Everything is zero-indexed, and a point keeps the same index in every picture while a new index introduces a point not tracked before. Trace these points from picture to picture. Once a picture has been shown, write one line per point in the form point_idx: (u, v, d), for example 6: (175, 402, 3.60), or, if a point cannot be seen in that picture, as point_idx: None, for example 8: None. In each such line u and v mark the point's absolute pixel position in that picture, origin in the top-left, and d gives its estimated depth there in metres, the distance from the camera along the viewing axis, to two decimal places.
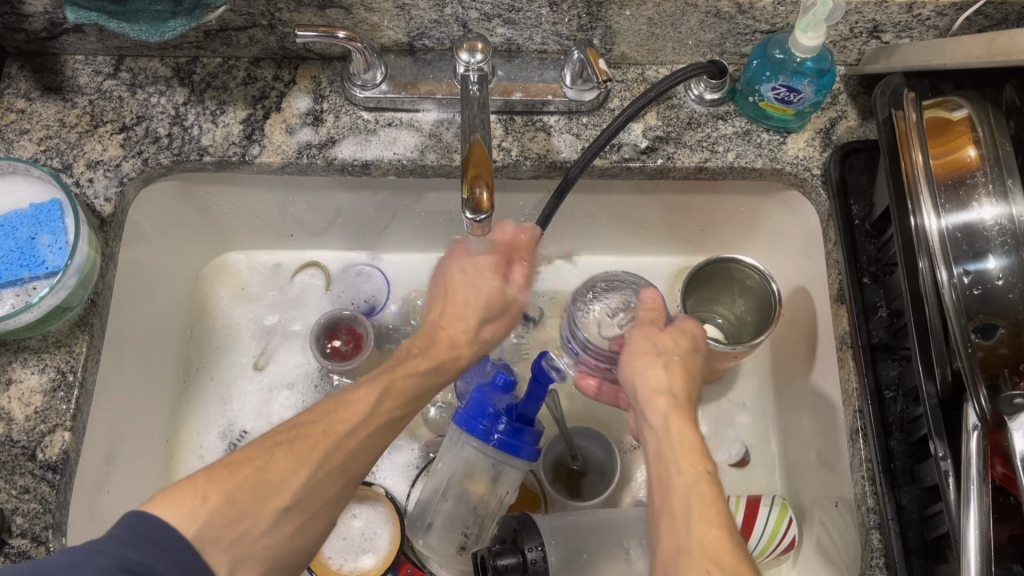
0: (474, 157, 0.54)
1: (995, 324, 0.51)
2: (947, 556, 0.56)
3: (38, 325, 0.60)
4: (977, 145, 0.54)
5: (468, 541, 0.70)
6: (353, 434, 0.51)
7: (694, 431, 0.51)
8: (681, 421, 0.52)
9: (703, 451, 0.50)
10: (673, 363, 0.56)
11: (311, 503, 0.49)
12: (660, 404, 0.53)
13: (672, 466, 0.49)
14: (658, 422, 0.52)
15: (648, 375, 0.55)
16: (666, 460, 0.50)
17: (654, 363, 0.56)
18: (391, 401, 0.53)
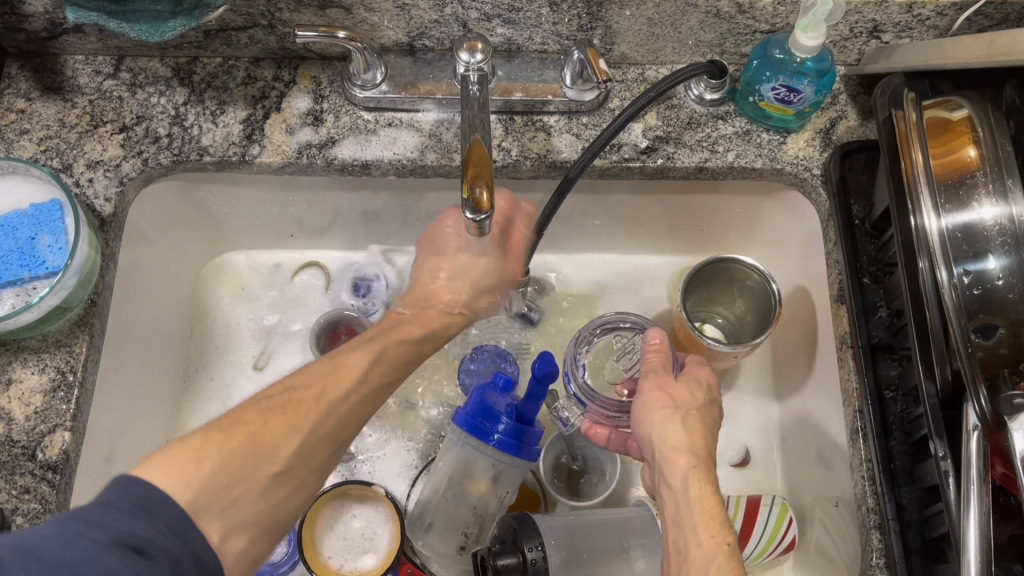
0: (474, 156, 0.54)
1: (995, 324, 0.51)
2: (947, 555, 0.56)
3: (39, 325, 0.60)
4: (977, 145, 0.54)
5: (468, 541, 0.70)
6: (330, 390, 0.52)
7: (715, 495, 0.52)
8: (702, 486, 0.53)
9: (722, 518, 0.51)
10: (691, 418, 0.57)
11: (301, 469, 0.50)
12: (681, 463, 0.54)
13: (693, 535, 0.50)
14: (678, 484, 0.53)
15: (668, 434, 0.56)
16: (687, 528, 0.51)
17: (672, 419, 0.56)
18: (384, 364, 0.56)
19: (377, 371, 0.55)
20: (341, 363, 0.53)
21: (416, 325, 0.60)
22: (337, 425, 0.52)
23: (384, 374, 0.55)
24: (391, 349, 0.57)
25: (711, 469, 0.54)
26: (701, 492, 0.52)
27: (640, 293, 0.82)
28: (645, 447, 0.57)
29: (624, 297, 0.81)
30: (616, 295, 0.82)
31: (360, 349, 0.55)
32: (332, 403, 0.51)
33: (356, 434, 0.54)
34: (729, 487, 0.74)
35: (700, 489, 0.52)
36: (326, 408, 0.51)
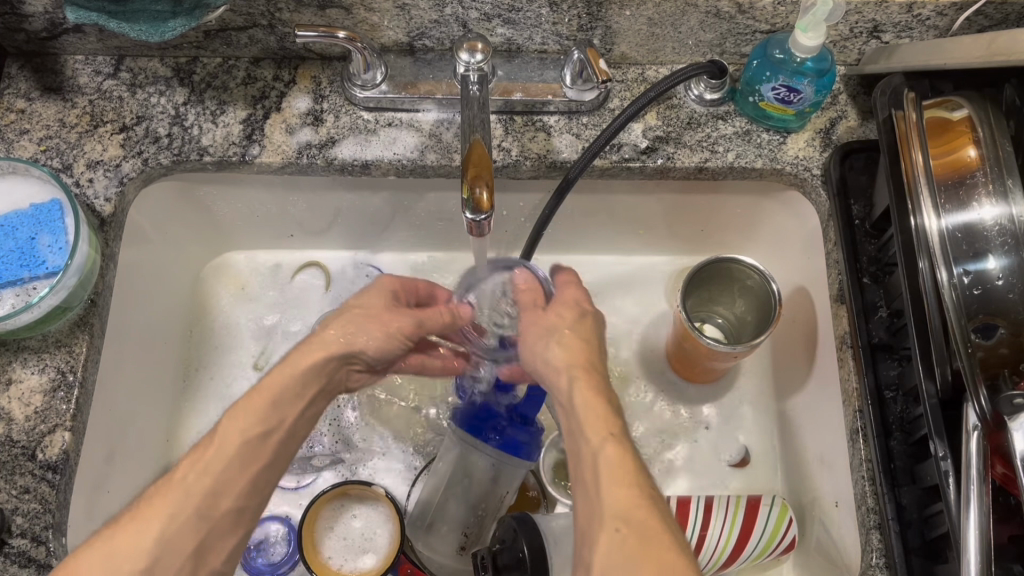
0: (474, 156, 0.54)
1: (995, 324, 0.51)
2: (947, 555, 0.56)
3: (39, 325, 0.60)
4: (977, 145, 0.54)
5: (468, 541, 0.70)
6: (207, 472, 0.52)
7: (599, 397, 0.53)
8: (585, 389, 0.54)
9: (606, 413, 0.52)
10: (568, 337, 0.57)
11: (178, 552, 0.50)
12: (563, 379, 0.55)
13: (581, 437, 0.52)
14: (564, 396, 0.54)
15: (550, 353, 0.57)
16: (576, 432, 0.52)
17: (550, 340, 0.57)
18: (251, 429, 0.54)
19: (257, 443, 0.54)
20: (218, 439, 0.53)
21: (301, 388, 0.57)
22: (204, 505, 0.51)
23: (265, 448, 0.54)
24: (276, 418, 0.55)
25: (591, 373, 0.55)
26: (587, 396, 0.53)
27: (640, 293, 0.82)
28: (534, 370, 0.58)
29: (624, 296, 0.82)
30: (616, 295, 0.82)
31: (238, 419, 0.54)
32: (210, 485, 0.51)
33: (240, 512, 0.53)
34: (729, 487, 0.74)
35: (583, 393, 0.53)
36: (203, 495, 0.51)
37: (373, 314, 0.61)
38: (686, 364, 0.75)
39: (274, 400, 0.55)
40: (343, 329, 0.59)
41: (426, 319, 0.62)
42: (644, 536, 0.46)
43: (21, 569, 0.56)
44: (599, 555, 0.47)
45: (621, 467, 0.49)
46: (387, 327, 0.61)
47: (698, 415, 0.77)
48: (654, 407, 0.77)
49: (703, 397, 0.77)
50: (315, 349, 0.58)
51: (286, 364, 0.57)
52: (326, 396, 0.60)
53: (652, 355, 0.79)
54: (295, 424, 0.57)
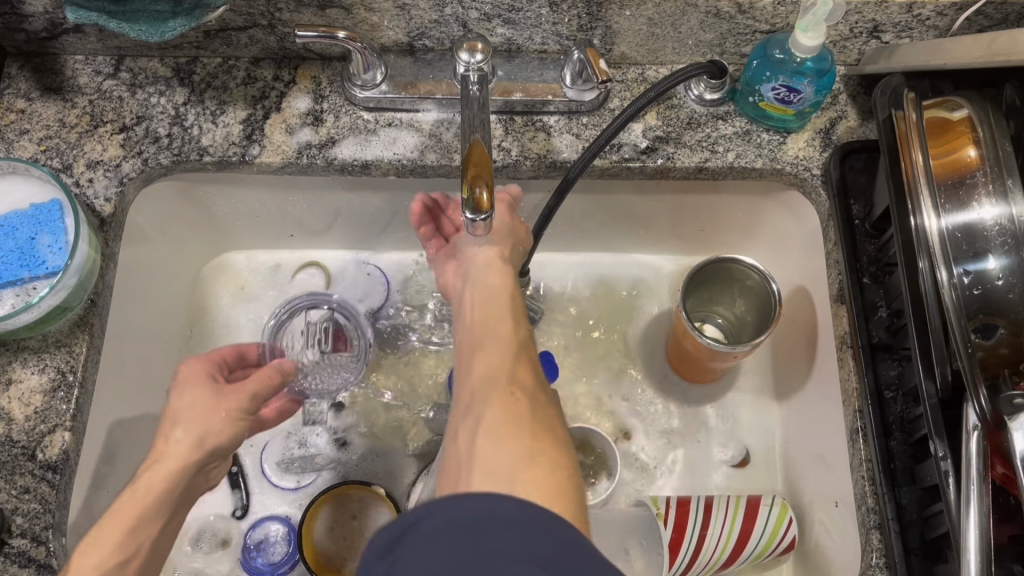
0: (474, 156, 0.54)
1: (995, 324, 0.51)
2: (947, 555, 0.56)
3: (39, 325, 0.60)
4: (977, 145, 0.54)
5: None
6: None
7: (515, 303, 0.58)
8: (511, 299, 0.58)
9: (514, 320, 0.55)
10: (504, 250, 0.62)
11: None
12: (492, 279, 0.59)
13: (489, 326, 0.54)
14: (484, 293, 0.58)
15: (492, 264, 0.61)
16: (485, 322, 0.55)
17: (489, 247, 0.62)
18: (108, 555, 0.48)
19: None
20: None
21: (159, 507, 0.52)
22: None
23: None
24: (134, 543, 0.50)
25: (520, 291, 0.59)
26: (513, 303, 0.57)
27: (640, 293, 0.82)
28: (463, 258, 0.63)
29: (624, 296, 0.81)
30: (615, 295, 0.82)
31: (89, 554, 0.48)
32: None
33: None
34: (729, 488, 0.74)
35: (510, 300, 0.57)
36: None
37: (202, 405, 0.56)
38: (686, 365, 0.75)
39: (132, 525, 0.50)
40: (190, 428, 0.54)
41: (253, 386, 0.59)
42: (535, 411, 0.46)
43: (21, 569, 0.56)
44: (490, 405, 0.46)
45: (523, 361, 0.51)
46: (223, 415, 0.56)
47: (698, 416, 0.77)
48: (654, 408, 0.77)
49: (702, 397, 0.77)
50: (162, 463, 0.53)
51: (132, 486, 0.52)
52: (182, 506, 0.55)
53: (651, 355, 0.79)
54: (153, 547, 0.52)
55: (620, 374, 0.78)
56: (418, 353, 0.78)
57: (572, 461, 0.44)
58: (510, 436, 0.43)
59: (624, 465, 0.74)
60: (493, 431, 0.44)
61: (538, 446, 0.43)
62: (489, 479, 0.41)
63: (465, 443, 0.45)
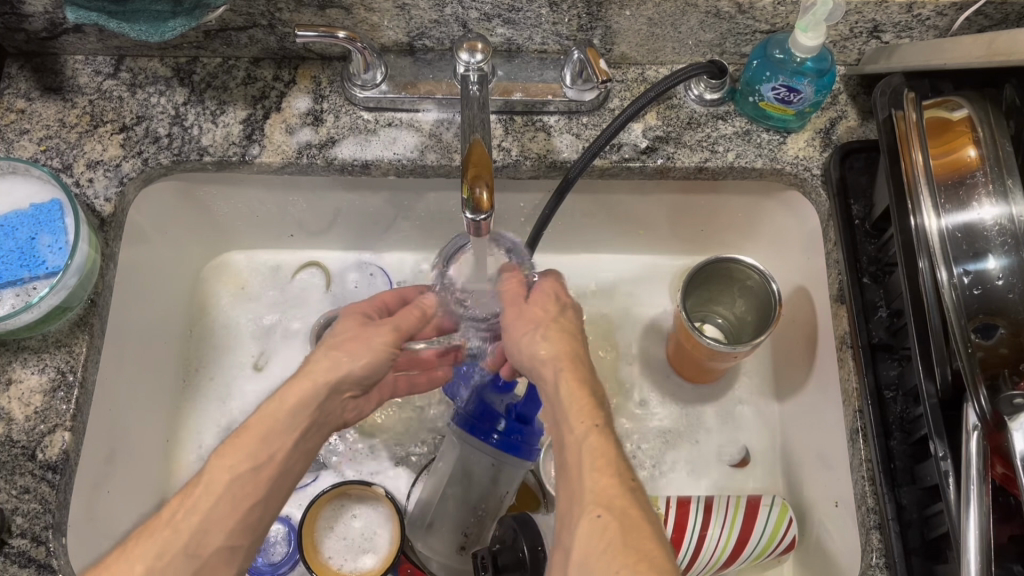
0: (474, 156, 0.54)
1: (995, 324, 0.51)
2: (947, 555, 0.56)
3: (39, 325, 0.60)
4: (977, 145, 0.55)
5: (468, 541, 0.70)
6: (196, 510, 0.50)
7: (585, 388, 0.53)
8: (573, 376, 0.54)
9: (592, 404, 0.52)
10: (552, 329, 0.57)
11: None
12: (548, 371, 0.54)
13: (566, 427, 0.51)
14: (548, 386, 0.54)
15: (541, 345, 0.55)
16: (561, 423, 0.52)
17: (531, 332, 0.57)
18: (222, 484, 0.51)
19: (249, 479, 0.52)
20: (206, 478, 0.51)
21: (292, 419, 0.54)
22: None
23: (258, 482, 0.52)
24: (265, 453, 0.53)
25: (581, 369, 0.55)
26: (578, 385, 0.53)
27: (640, 293, 0.82)
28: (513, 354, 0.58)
29: (624, 296, 0.81)
30: (615, 295, 0.82)
31: (227, 456, 0.52)
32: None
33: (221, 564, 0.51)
34: (729, 488, 0.74)
35: (573, 381, 0.53)
36: None
37: (355, 330, 0.59)
38: (687, 365, 0.75)
39: (262, 438, 0.53)
40: (330, 352, 0.57)
41: (402, 324, 0.60)
42: (626, 528, 0.46)
43: (21, 569, 0.56)
44: (578, 537, 0.47)
45: (605, 460, 0.49)
46: (371, 345, 0.58)
47: (698, 415, 0.77)
48: (654, 408, 0.77)
49: (702, 397, 0.77)
50: (303, 379, 0.55)
51: (276, 398, 0.55)
52: (321, 428, 0.57)
53: (652, 355, 0.79)
54: (287, 461, 0.54)
55: (620, 374, 0.78)
56: None
57: (676, 575, 0.44)
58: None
59: None
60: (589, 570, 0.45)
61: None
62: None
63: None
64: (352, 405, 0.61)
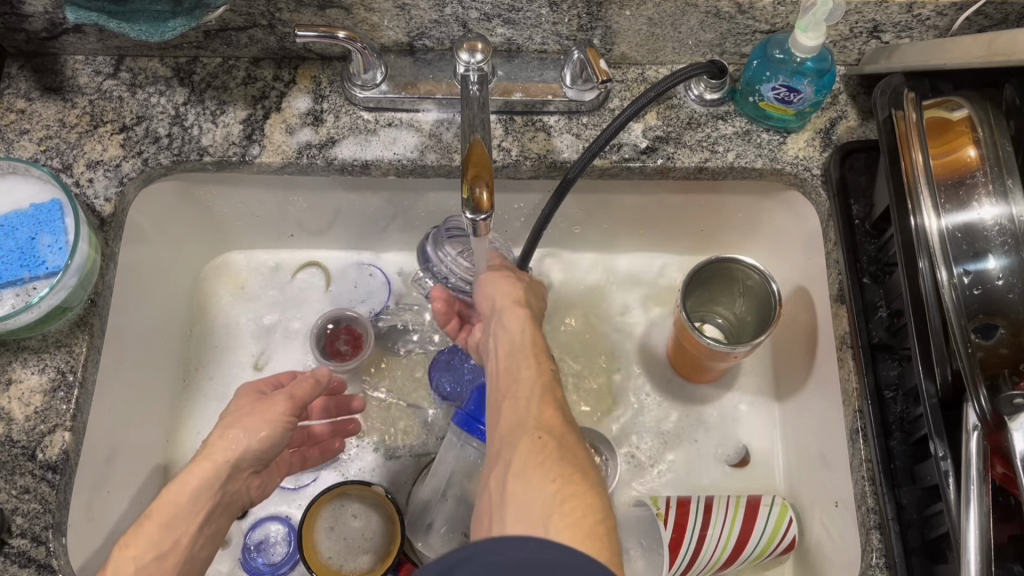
0: (474, 156, 0.54)
1: (995, 324, 0.52)
2: (947, 555, 0.56)
3: (39, 325, 0.60)
4: (977, 145, 0.55)
5: (469, 541, 0.69)
6: None
7: (543, 341, 0.59)
8: (532, 331, 0.59)
9: (546, 354, 0.57)
10: (529, 287, 0.65)
11: None
12: (519, 314, 0.60)
13: (524, 363, 0.56)
14: (514, 327, 0.59)
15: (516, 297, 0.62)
16: (519, 359, 0.56)
17: (509, 282, 0.64)
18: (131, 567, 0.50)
19: (155, 567, 0.51)
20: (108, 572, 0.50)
21: (193, 502, 0.54)
22: None
23: (166, 568, 0.52)
24: (169, 538, 0.52)
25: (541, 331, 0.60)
26: (537, 336, 0.58)
27: (640, 294, 0.82)
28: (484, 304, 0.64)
29: (623, 296, 0.81)
30: (615, 295, 0.82)
31: (131, 546, 0.51)
32: None
33: None
34: (729, 488, 0.74)
35: (533, 334, 0.58)
36: None
37: (245, 408, 0.59)
38: (686, 365, 0.75)
39: (164, 524, 0.52)
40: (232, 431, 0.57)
41: (296, 393, 0.60)
42: (564, 448, 0.49)
43: (21, 569, 0.56)
44: (519, 449, 0.49)
45: (553, 399, 0.53)
46: (268, 419, 0.57)
47: (698, 415, 0.77)
48: (653, 408, 0.77)
49: (702, 397, 0.77)
50: (200, 461, 0.55)
51: (176, 481, 0.54)
52: (224, 509, 0.57)
53: (652, 355, 0.79)
54: (192, 545, 0.54)
55: (619, 374, 0.78)
56: (418, 353, 0.78)
57: (603, 495, 0.47)
58: (538, 484, 0.46)
59: (625, 465, 0.74)
60: (524, 476, 0.47)
61: (568, 489, 0.46)
62: (524, 525, 0.44)
63: (496, 485, 0.48)
64: (255, 480, 0.61)
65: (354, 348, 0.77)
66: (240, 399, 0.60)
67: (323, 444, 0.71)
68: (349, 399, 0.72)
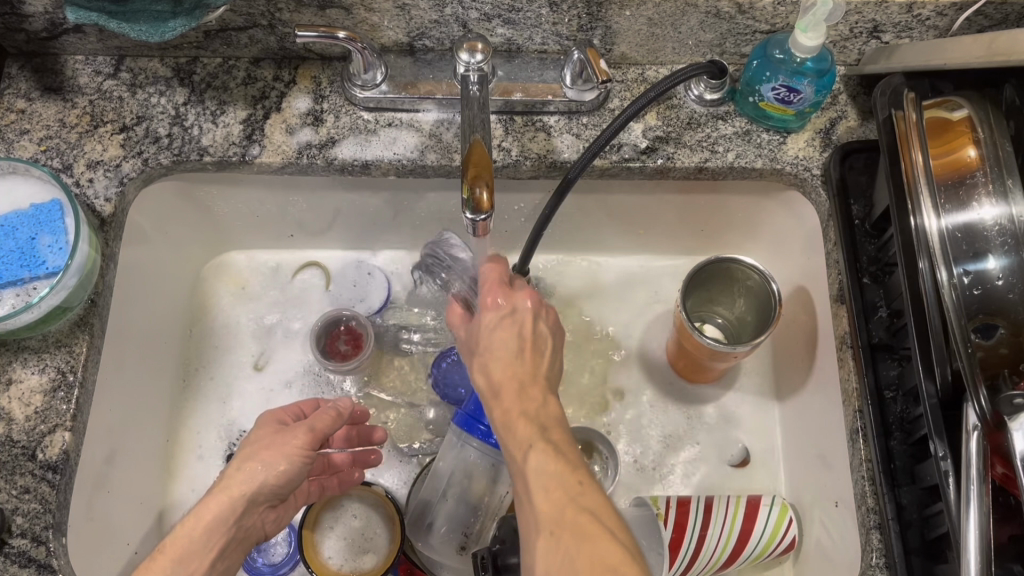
0: (474, 156, 0.54)
1: (995, 324, 0.52)
2: (947, 555, 0.56)
3: (39, 325, 0.60)
4: (977, 145, 0.55)
5: (468, 541, 0.70)
6: None
7: (525, 412, 0.51)
8: (510, 399, 0.52)
9: (531, 427, 0.50)
10: (491, 347, 0.55)
11: None
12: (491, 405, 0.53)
13: (513, 453, 0.50)
14: (495, 415, 0.53)
15: (489, 369, 0.54)
16: (509, 450, 0.51)
17: (479, 360, 0.55)
18: None
19: None
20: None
21: (207, 538, 0.51)
22: None
23: None
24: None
25: (518, 395, 0.52)
26: (513, 407, 0.51)
27: (640, 294, 0.82)
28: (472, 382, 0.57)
29: (623, 296, 0.82)
30: (616, 295, 0.82)
31: None
32: None
33: None
34: (729, 488, 0.74)
35: (511, 404, 0.52)
36: None
37: (266, 439, 0.56)
38: (687, 365, 0.75)
39: (177, 560, 0.50)
40: (255, 462, 0.54)
41: (318, 424, 0.58)
42: (580, 540, 0.44)
43: (21, 569, 0.56)
44: (537, 560, 0.45)
45: (553, 482, 0.47)
46: (286, 453, 0.55)
47: (698, 415, 0.77)
48: (653, 408, 0.77)
49: (702, 397, 0.77)
50: (216, 495, 0.53)
51: (190, 517, 0.51)
52: (239, 545, 0.54)
53: (652, 356, 0.79)
54: None
55: (619, 374, 0.78)
56: (418, 353, 0.78)
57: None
58: None
59: (625, 465, 0.74)
60: None
61: None
62: None
63: None
64: (270, 514, 0.58)
65: (354, 348, 0.77)
66: (261, 431, 0.58)
67: (342, 474, 0.69)
68: (372, 430, 0.71)
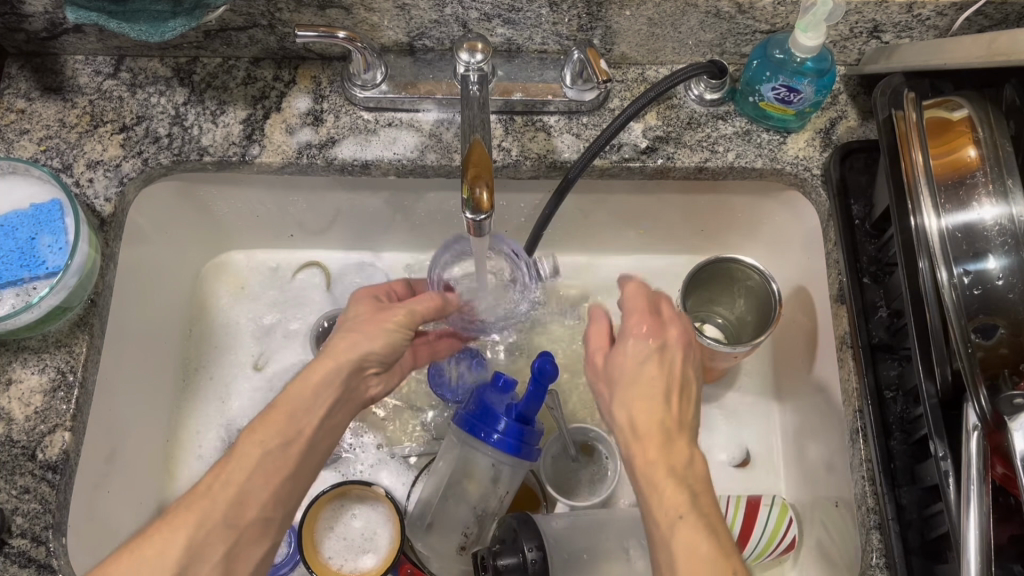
0: (474, 156, 0.54)
1: (995, 324, 0.51)
2: (947, 556, 0.56)
3: (39, 325, 0.60)
4: (977, 145, 0.55)
5: (468, 541, 0.70)
6: (232, 480, 0.52)
7: (674, 473, 0.50)
8: (655, 450, 0.51)
9: (682, 488, 0.49)
10: (636, 389, 0.53)
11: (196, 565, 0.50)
12: (635, 455, 0.51)
13: (656, 515, 0.49)
14: (641, 470, 0.51)
15: (632, 410, 0.53)
16: (651, 510, 0.49)
17: (625, 392, 0.54)
18: (271, 436, 0.54)
19: (280, 453, 0.54)
20: (237, 453, 0.53)
21: (317, 395, 0.57)
22: (228, 513, 0.51)
23: (289, 458, 0.55)
24: (293, 428, 0.55)
25: (667, 452, 0.51)
26: (660, 460, 0.50)
27: None
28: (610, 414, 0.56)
29: None
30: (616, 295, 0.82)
31: (257, 431, 0.54)
32: (233, 496, 0.52)
33: (268, 522, 0.53)
34: (729, 488, 0.74)
35: (656, 456, 0.50)
36: (224, 510, 0.51)
37: (368, 317, 0.61)
38: None
39: (290, 413, 0.55)
40: (356, 336, 0.60)
41: (415, 308, 0.62)
42: None
43: (20, 569, 0.56)
44: None
45: (700, 552, 0.46)
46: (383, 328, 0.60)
47: (699, 415, 0.77)
48: None
49: (703, 397, 0.77)
50: (325, 359, 0.58)
51: (300, 378, 0.57)
52: (344, 406, 0.60)
53: None
54: (314, 436, 0.56)
55: None
56: None
57: None
58: None
59: None
60: None
61: None
62: None
63: None
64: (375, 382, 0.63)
65: None
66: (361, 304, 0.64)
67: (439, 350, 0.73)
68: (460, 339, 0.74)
